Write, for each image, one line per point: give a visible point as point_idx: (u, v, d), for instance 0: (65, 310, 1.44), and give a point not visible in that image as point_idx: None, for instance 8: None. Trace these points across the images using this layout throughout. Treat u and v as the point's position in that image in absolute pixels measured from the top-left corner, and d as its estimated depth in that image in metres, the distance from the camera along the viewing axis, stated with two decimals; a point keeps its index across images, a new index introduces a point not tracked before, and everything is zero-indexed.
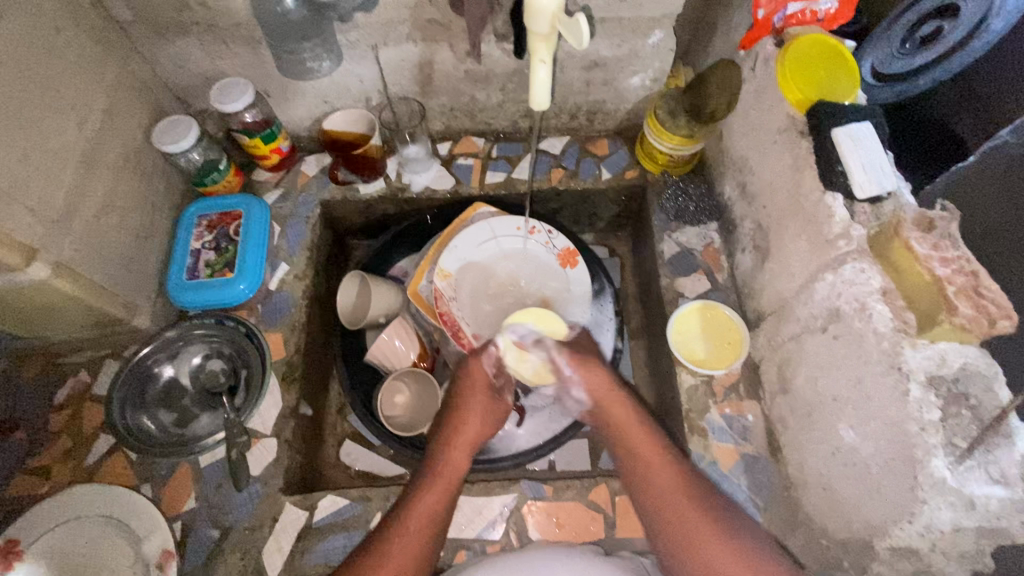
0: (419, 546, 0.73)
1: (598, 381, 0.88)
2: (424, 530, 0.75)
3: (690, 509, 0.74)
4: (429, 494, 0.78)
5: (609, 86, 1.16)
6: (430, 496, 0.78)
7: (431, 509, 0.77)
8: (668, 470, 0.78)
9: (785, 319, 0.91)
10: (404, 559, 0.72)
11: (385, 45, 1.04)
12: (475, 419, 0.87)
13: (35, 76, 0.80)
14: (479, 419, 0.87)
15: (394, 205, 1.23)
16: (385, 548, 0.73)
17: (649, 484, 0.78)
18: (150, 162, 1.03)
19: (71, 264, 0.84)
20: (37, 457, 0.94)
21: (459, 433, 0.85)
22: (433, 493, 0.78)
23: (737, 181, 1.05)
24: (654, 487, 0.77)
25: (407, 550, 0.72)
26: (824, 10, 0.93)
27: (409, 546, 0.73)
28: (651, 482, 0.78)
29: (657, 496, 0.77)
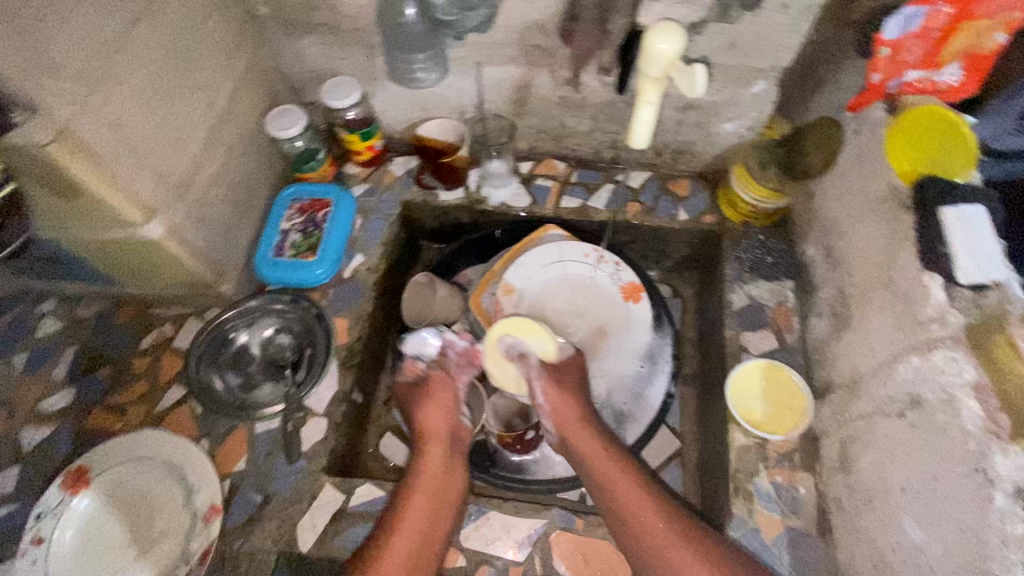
0: (414, 539, 0.84)
1: (566, 414, 0.98)
2: (414, 524, 0.86)
3: (671, 542, 0.81)
4: (416, 498, 0.89)
5: (701, 129, 1.15)
6: (417, 500, 0.89)
7: (421, 508, 0.87)
8: (639, 498, 0.87)
9: (857, 395, 0.86)
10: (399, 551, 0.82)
11: (489, 64, 1.07)
12: (430, 419, 0.99)
13: (182, 58, 0.88)
14: (434, 415, 1.00)
15: (469, 215, 1.27)
16: (385, 542, 0.84)
17: (628, 521, 0.85)
18: (257, 145, 1.11)
19: (180, 229, 0.91)
20: (116, 396, 1.05)
21: (428, 437, 0.98)
22: (420, 496, 0.89)
23: (824, 243, 1.01)
24: (633, 520, 0.85)
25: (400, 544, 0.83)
26: (946, 82, 0.86)
27: (400, 537, 0.84)
28: (632, 523, 0.85)
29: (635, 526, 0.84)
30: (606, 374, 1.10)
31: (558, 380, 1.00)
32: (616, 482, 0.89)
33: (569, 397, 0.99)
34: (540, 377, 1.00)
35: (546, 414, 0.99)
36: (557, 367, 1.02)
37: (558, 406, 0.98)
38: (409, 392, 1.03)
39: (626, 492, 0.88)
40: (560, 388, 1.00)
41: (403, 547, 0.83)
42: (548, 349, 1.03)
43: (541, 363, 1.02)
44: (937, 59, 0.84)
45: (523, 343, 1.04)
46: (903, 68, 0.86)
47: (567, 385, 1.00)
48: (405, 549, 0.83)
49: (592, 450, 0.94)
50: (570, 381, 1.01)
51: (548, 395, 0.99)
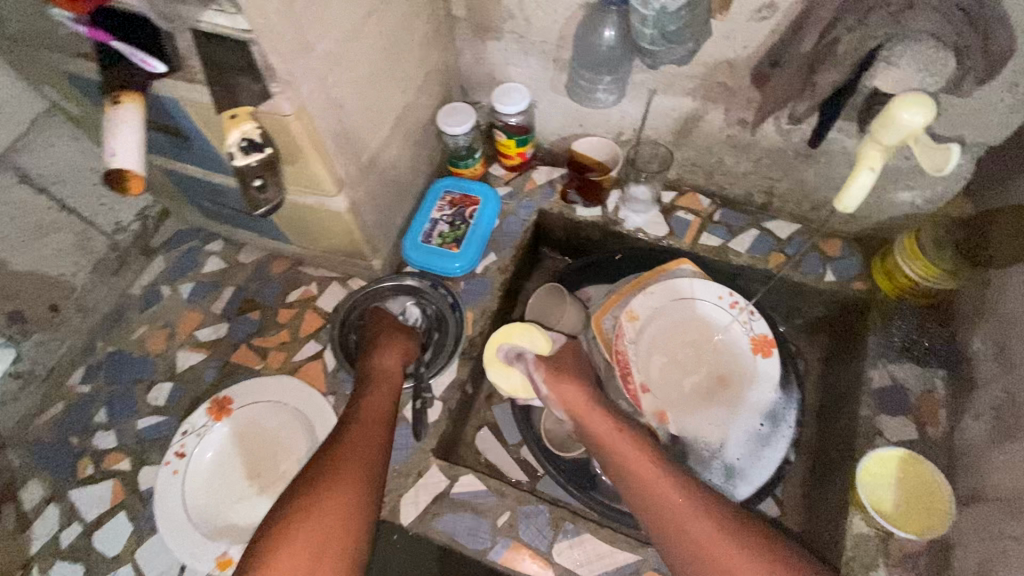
0: (353, 481, 0.79)
1: (574, 399, 0.96)
2: (360, 459, 0.82)
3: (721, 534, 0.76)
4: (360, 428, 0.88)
5: (870, 192, 1.09)
6: (360, 430, 0.87)
7: (367, 446, 0.85)
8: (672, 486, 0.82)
9: (1016, 514, 0.79)
10: (340, 490, 0.78)
11: (663, 93, 1.07)
12: (388, 350, 1.02)
13: (394, 50, 0.95)
14: (391, 350, 1.02)
15: (602, 235, 1.28)
16: (323, 475, 0.80)
17: (657, 506, 0.81)
18: (426, 135, 1.18)
19: (357, 203, 0.99)
20: (262, 337, 1.16)
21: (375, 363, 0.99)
22: (359, 430, 0.87)
23: (996, 340, 0.93)
24: (664, 508, 0.80)
25: (342, 480, 0.79)
26: None
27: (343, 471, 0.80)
28: (662, 511, 0.80)
29: (658, 513, 0.80)
30: (720, 426, 1.07)
31: (564, 362, 1.03)
32: (640, 465, 0.86)
33: (573, 383, 0.98)
34: (540, 371, 1.01)
35: (556, 405, 0.98)
36: (554, 361, 1.03)
37: (571, 396, 0.97)
38: (384, 326, 1.07)
39: (651, 469, 0.85)
40: (562, 377, 0.99)
41: (341, 479, 0.79)
42: (542, 345, 1.06)
43: (538, 358, 1.02)
44: None
45: (514, 345, 1.06)
46: None
47: (559, 374, 0.99)
48: (346, 486, 0.78)
49: (605, 431, 0.92)
50: (571, 368, 1.01)
51: (554, 390, 0.98)
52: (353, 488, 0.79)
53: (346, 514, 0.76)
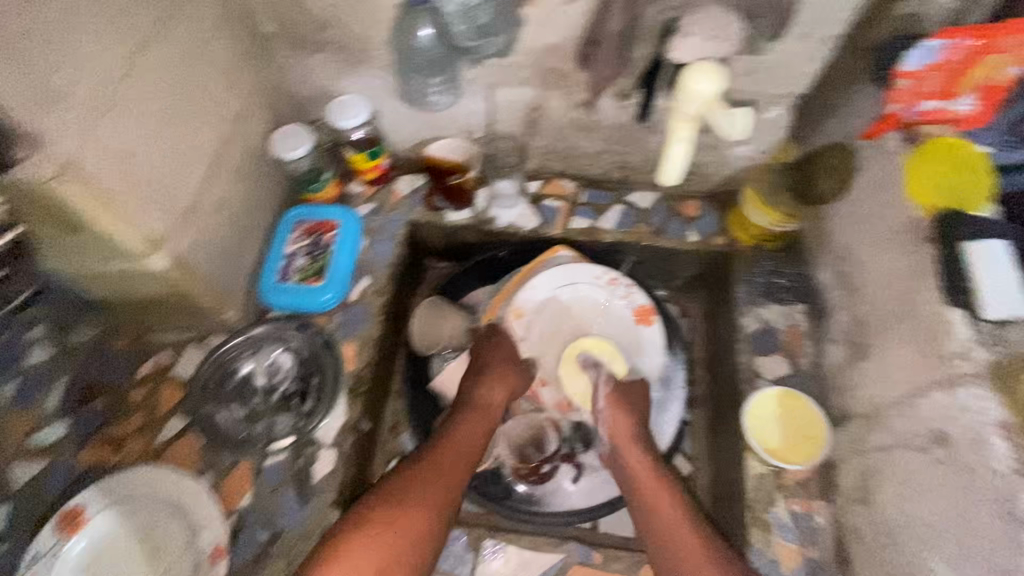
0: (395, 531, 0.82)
1: (622, 425, 0.99)
2: (406, 505, 0.85)
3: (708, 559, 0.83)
4: (427, 469, 0.90)
5: (712, 152, 1.14)
6: (430, 473, 0.89)
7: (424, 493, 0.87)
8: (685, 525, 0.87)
9: (875, 426, 0.86)
10: (378, 535, 0.81)
11: (501, 86, 1.05)
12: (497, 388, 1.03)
13: (188, 81, 0.84)
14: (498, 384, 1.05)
15: (477, 235, 1.25)
16: (361, 528, 0.81)
17: (667, 531, 0.87)
18: (261, 166, 1.07)
19: (185, 258, 0.88)
20: (113, 427, 0.99)
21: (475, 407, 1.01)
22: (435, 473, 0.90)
23: (836, 269, 1.01)
24: (675, 543, 0.85)
25: (392, 532, 0.81)
26: (962, 111, 0.85)
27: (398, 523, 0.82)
28: (668, 534, 0.86)
29: (660, 520, 0.88)
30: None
31: (629, 393, 1.03)
32: (667, 513, 0.89)
33: (630, 416, 1.00)
34: (608, 387, 1.03)
35: (602, 421, 1.01)
36: (625, 385, 1.04)
37: (614, 423, 1.00)
38: (498, 359, 1.07)
39: (667, 501, 0.90)
40: (625, 407, 1.01)
41: (382, 524, 0.82)
42: (621, 367, 1.07)
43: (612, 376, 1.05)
44: (953, 88, 0.84)
45: (596, 356, 1.08)
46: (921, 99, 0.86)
47: (619, 401, 1.02)
48: (390, 536, 0.81)
49: (638, 465, 0.96)
50: (638, 403, 1.03)
51: (610, 408, 1.01)
52: (395, 538, 0.81)
53: (393, 554, 0.81)
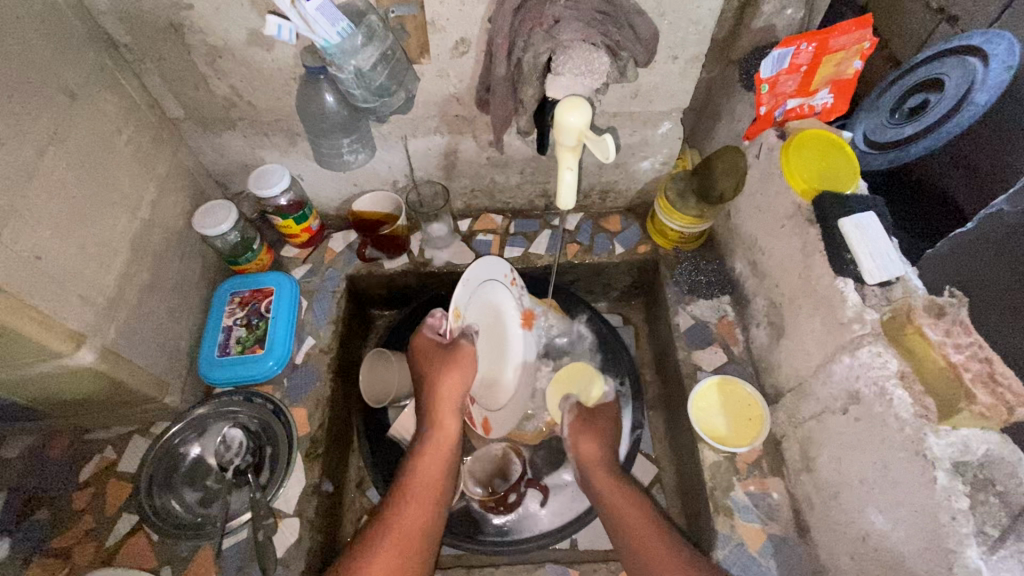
0: (402, 542, 0.80)
1: (589, 452, 0.94)
2: (414, 515, 0.82)
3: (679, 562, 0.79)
4: (424, 467, 0.86)
5: (621, 169, 1.22)
6: (426, 473, 0.85)
7: (420, 498, 0.84)
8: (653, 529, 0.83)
9: (805, 397, 0.92)
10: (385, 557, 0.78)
11: (414, 137, 1.11)
12: (444, 376, 0.87)
13: (98, 175, 0.85)
14: (451, 374, 0.87)
15: (417, 279, 1.28)
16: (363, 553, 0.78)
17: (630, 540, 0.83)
18: (186, 244, 1.08)
19: (114, 348, 0.87)
20: (57, 539, 0.93)
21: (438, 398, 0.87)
22: (430, 473, 0.86)
23: (748, 258, 1.09)
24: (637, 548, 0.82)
25: (396, 544, 0.79)
26: (820, 105, 1.01)
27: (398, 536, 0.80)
28: (633, 540, 0.83)
29: (630, 532, 0.84)
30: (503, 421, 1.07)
31: (593, 418, 0.99)
32: (633, 519, 0.85)
33: (597, 442, 0.95)
34: (570, 416, 1.00)
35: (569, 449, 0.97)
36: (592, 412, 1.01)
37: (579, 449, 0.95)
38: (435, 349, 0.90)
39: (630, 504, 0.87)
40: (589, 429, 0.97)
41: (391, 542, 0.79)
42: (592, 393, 1.08)
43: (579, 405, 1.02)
44: (810, 87, 0.97)
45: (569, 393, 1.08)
46: (784, 99, 0.99)
47: (584, 425, 0.97)
48: (397, 549, 0.79)
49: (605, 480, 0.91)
50: (602, 425, 0.98)
51: (576, 436, 0.97)
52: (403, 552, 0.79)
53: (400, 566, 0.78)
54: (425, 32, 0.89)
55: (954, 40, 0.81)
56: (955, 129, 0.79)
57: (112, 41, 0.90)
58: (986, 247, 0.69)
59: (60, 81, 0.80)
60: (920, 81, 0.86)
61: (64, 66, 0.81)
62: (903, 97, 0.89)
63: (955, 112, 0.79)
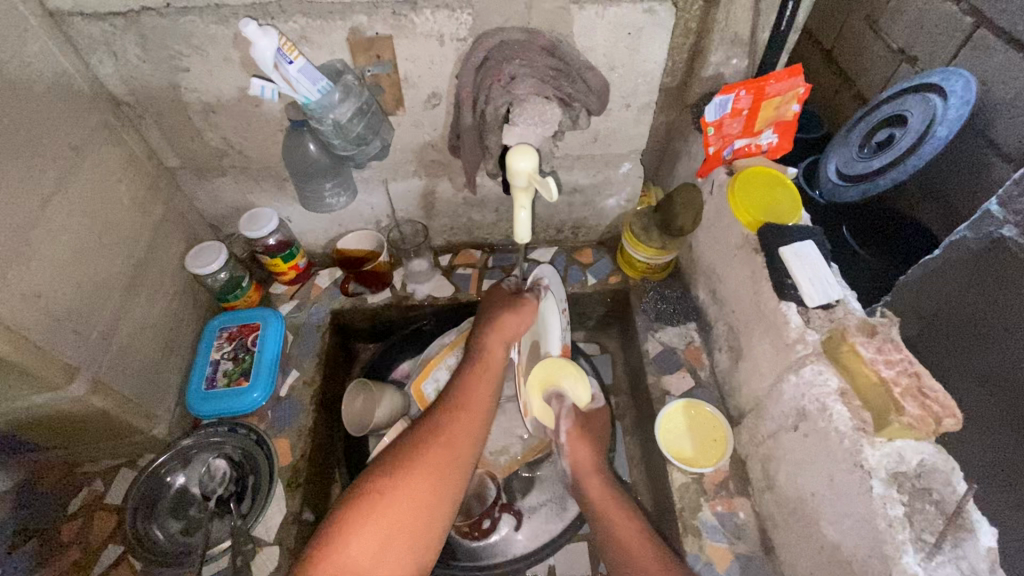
0: (438, 472, 0.77)
1: (586, 458, 0.94)
2: (441, 461, 0.77)
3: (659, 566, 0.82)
4: (459, 416, 0.83)
5: (589, 206, 1.30)
6: (458, 425, 0.82)
7: (456, 436, 0.81)
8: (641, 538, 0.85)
9: (762, 417, 0.97)
10: (418, 482, 0.74)
11: (394, 180, 1.19)
12: (506, 320, 0.94)
13: (98, 221, 0.93)
14: (509, 316, 0.94)
15: (399, 312, 1.34)
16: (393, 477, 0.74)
17: (618, 548, 0.85)
18: (179, 283, 1.14)
19: (105, 381, 0.92)
20: (41, 571, 0.95)
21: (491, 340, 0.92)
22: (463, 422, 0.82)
23: (708, 287, 1.16)
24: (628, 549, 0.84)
25: (424, 476, 0.75)
26: (767, 144, 1.09)
27: (434, 459, 0.77)
28: (623, 546, 0.85)
29: (622, 542, 0.85)
30: None
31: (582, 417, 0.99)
32: (624, 528, 0.87)
33: (595, 449, 0.96)
34: (569, 420, 0.96)
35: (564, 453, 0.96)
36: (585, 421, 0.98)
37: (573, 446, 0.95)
38: (507, 298, 0.98)
39: (625, 516, 0.89)
40: (590, 436, 0.97)
41: (425, 467, 0.76)
42: (581, 395, 0.99)
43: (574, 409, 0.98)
44: (753, 128, 1.06)
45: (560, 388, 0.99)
46: (730, 140, 1.07)
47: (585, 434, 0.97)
48: (427, 481, 0.75)
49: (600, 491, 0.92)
50: (598, 435, 0.99)
51: (575, 441, 0.95)
52: (432, 487, 0.75)
53: (428, 501, 0.74)
54: (400, 88, 0.99)
55: (914, 81, 0.99)
56: (918, 162, 0.91)
57: (115, 100, 0.99)
58: (951, 269, 0.93)
59: (67, 137, 0.88)
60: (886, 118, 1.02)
61: (71, 124, 0.89)
62: (871, 132, 1.04)
63: (920, 144, 0.92)
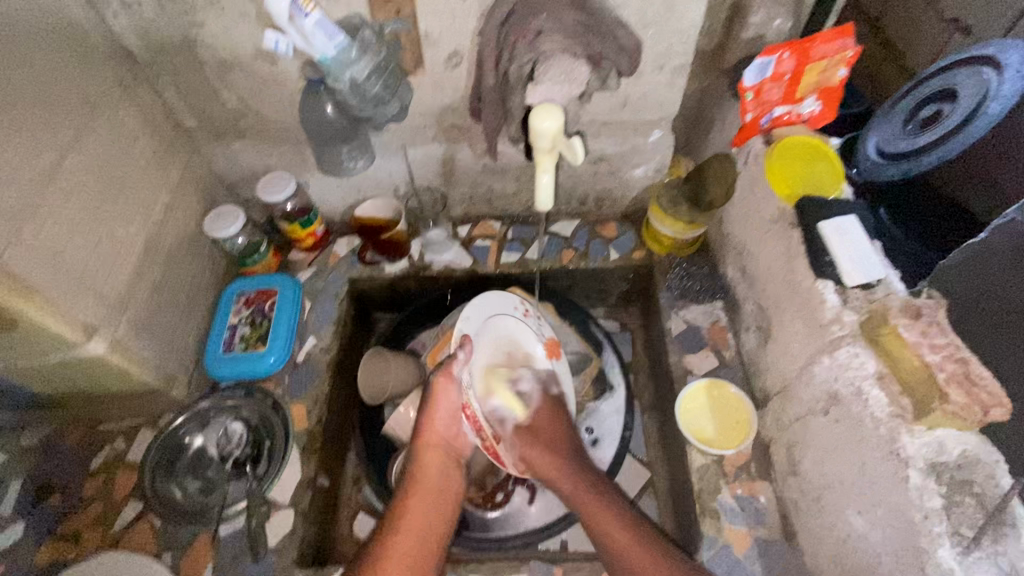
0: (405, 563, 0.82)
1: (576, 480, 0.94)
2: (403, 553, 0.83)
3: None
4: (414, 505, 0.89)
5: (615, 176, 1.25)
6: (415, 507, 0.89)
7: (419, 518, 0.88)
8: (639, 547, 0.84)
9: (790, 400, 0.93)
10: None
11: (413, 145, 1.16)
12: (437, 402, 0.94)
13: (114, 179, 0.92)
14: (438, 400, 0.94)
15: (416, 282, 1.32)
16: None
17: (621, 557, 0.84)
18: (198, 247, 1.14)
19: (124, 341, 0.92)
20: (68, 523, 0.99)
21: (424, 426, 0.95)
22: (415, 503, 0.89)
23: (738, 264, 1.11)
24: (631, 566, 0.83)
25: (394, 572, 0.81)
26: (808, 113, 1.01)
27: (399, 555, 0.83)
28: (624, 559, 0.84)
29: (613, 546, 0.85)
30: None
31: (544, 418, 0.99)
32: (615, 534, 0.86)
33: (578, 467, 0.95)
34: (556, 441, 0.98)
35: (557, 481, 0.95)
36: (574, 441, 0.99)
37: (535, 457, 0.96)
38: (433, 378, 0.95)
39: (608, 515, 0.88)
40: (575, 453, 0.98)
41: (395, 563, 0.82)
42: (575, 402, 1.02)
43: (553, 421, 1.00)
44: (796, 95, 0.98)
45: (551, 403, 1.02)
46: (770, 106, 1.00)
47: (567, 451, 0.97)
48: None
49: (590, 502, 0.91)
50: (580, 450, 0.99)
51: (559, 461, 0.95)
52: None
53: None
54: (420, 46, 0.95)
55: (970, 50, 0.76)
56: (968, 140, 0.73)
57: (131, 56, 0.97)
58: (997, 260, 0.66)
59: (82, 93, 0.87)
60: (934, 92, 0.80)
61: (86, 81, 0.88)
62: (915, 110, 0.83)
63: (971, 120, 0.73)
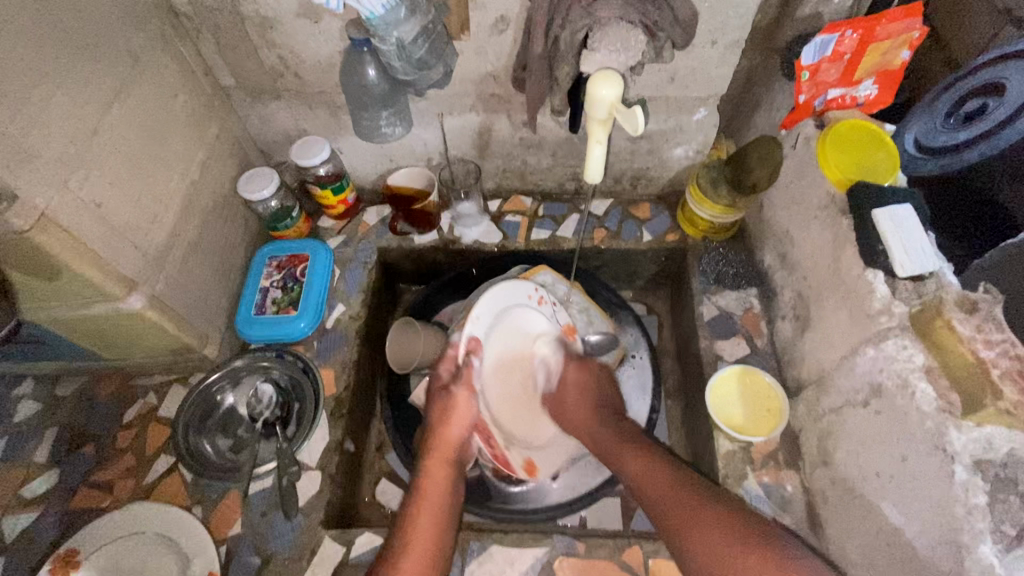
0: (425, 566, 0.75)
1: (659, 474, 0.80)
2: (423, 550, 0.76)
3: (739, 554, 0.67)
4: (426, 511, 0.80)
5: (654, 155, 1.22)
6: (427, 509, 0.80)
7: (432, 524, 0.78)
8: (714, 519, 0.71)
9: (826, 390, 0.91)
10: None
11: (450, 114, 1.14)
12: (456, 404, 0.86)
13: (154, 134, 0.91)
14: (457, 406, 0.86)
15: (444, 255, 1.30)
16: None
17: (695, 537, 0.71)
18: (232, 208, 1.14)
19: (161, 297, 0.93)
20: (100, 472, 1.01)
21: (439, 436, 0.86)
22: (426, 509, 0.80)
23: (777, 251, 1.09)
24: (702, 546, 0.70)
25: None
26: (863, 96, 0.99)
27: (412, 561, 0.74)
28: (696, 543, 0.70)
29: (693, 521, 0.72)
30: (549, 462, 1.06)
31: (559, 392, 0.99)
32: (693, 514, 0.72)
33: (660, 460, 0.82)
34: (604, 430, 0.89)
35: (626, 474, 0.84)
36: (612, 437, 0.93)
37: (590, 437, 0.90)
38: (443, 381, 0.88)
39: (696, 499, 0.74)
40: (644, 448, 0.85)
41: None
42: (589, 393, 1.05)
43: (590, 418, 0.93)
44: (853, 77, 0.95)
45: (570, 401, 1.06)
46: (825, 88, 0.97)
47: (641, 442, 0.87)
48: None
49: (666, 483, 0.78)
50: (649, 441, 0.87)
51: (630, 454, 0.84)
52: None
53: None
54: (467, 9, 0.92)
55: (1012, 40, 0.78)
56: (1016, 136, 0.77)
57: (173, 9, 0.95)
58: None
59: (125, 43, 0.86)
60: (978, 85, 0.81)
61: (131, 32, 0.87)
62: (958, 102, 0.84)
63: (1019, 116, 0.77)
